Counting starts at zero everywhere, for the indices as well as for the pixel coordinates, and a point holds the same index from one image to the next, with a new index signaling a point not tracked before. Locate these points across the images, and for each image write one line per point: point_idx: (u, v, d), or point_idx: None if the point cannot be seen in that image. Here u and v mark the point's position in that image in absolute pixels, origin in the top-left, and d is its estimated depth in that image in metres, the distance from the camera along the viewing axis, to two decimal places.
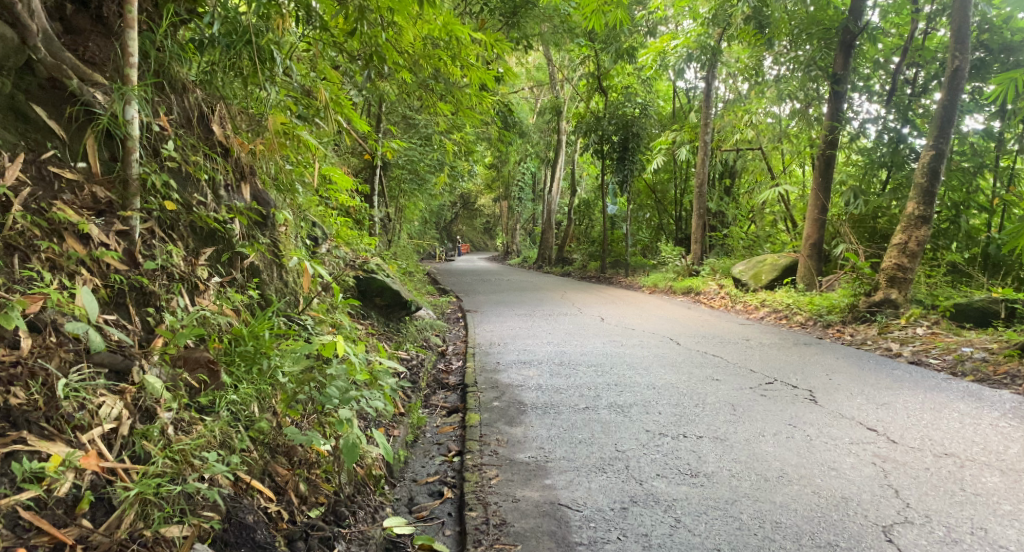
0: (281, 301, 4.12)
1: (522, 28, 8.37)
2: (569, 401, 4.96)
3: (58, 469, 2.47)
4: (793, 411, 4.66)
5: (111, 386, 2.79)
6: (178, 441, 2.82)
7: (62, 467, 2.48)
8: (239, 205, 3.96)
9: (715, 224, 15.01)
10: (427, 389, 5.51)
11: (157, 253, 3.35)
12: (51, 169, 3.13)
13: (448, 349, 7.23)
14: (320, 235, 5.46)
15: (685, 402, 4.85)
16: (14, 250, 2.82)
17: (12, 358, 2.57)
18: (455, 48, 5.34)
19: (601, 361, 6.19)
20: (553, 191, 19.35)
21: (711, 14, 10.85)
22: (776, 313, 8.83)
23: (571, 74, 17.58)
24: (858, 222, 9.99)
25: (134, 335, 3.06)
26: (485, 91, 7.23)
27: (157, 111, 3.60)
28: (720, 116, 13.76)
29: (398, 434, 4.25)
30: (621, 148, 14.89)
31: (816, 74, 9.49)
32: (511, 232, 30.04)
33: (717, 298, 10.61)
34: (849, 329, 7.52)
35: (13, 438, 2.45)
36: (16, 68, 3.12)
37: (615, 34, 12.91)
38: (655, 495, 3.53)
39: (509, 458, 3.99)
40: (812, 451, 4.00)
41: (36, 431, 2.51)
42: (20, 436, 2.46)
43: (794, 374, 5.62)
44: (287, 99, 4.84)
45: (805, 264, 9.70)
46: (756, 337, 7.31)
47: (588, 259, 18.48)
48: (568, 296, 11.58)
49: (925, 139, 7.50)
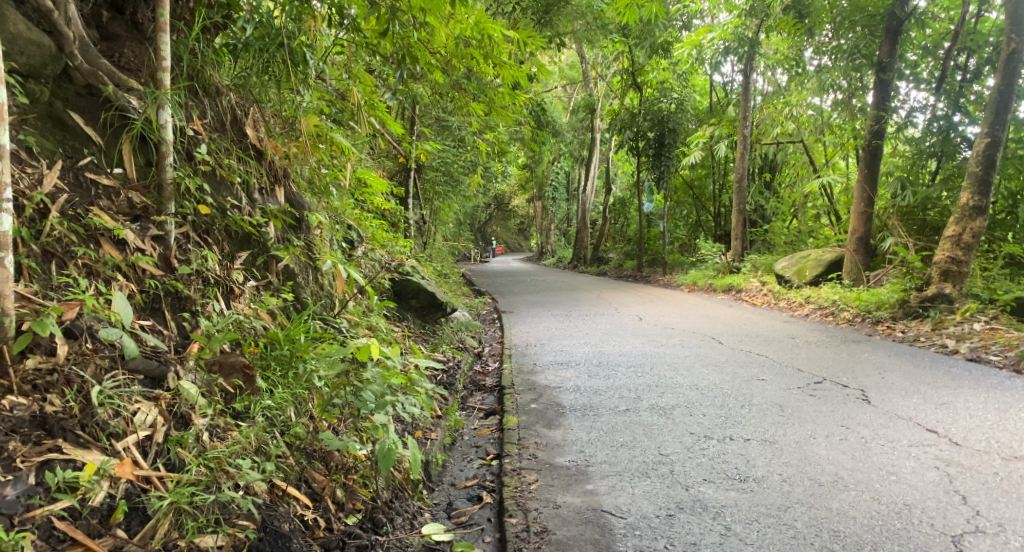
0: (317, 305, 4.07)
1: (554, 26, 8.36)
2: (608, 403, 4.84)
3: (93, 478, 2.43)
4: (845, 412, 4.47)
5: (146, 392, 2.76)
6: (213, 448, 2.78)
7: (97, 476, 2.44)
8: (273, 208, 3.91)
9: (755, 219, 14.69)
10: (464, 391, 5.46)
11: (192, 258, 3.33)
12: (87, 176, 3.14)
13: (484, 350, 7.17)
14: (356, 238, 5.47)
15: (730, 403, 4.70)
16: (51, 257, 2.83)
17: (48, 365, 2.56)
18: (488, 47, 5.26)
19: (640, 361, 6.04)
20: (587, 190, 19.18)
21: (748, 5, 10.66)
22: (822, 310, 8.58)
23: (605, 71, 17.44)
24: (907, 214, 9.52)
25: (170, 341, 3.03)
26: (521, 89, 7.24)
27: (191, 115, 3.58)
28: (759, 109, 13.50)
29: (435, 437, 4.19)
30: (657, 143, 14.72)
31: (860, 63, 9.30)
32: (546, 232, 29.95)
33: (760, 295, 10.38)
34: (900, 326, 7.23)
35: (49, 445, 2.42)
36: (53, 76, 3.15)
37: (650, 28, 12.76)
38: (703, 502, 3.39)
39: (549, 462, 3.89)
40: (868, 454, 3.82)
41: (72, 439, 2.48)
42: (56, 444, 2.44)
43: (843, 373, 5.41)
44: (322, 103, 4.80)
45: (850, 259, 9.39)
46: (802, 335, 7.08)
47: (624, 258, 18.28)
48: (604, 295, 11.42)
49: (979, 127, 7.19)
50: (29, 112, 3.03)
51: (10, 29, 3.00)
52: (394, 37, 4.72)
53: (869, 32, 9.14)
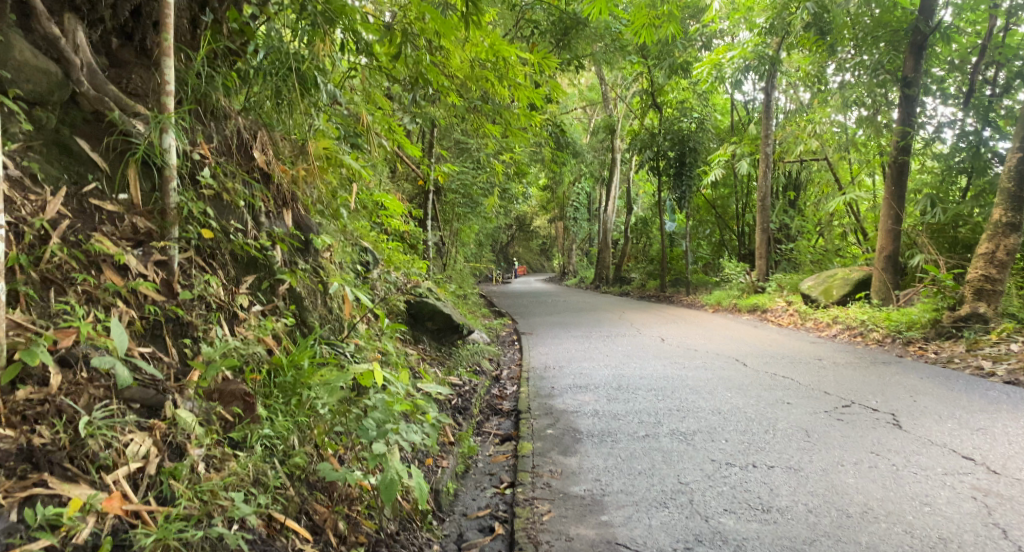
0: (324, 329, 4.00)
1: (572, 49, 8.55)
2: (626, 428, 4.69)
3: (76, 515, 2.34)
4: (875, 437, 4.27)
5: (142, 421, 2.70)
6: (208, 480, 2.70)
7: (80, 513, 2.35)
8: (280, 232, 3.87)
9: (780, 238, 14.46)
10: (480, 415, 5.35)
11: (195, 282, 3.28)
12: (92, 202, 3.11)
13: (503, 373, 7.05)
14: (371, 260, 5.44)
15: (753, 428, 4.52)
16: (51, 284, 2.79)
17: (40, 395, 2.50)
18: (502, 68, 5.23)
19: (661, 384, 5.87)
20: (609, 210, 19.08)
21: (768, 23, 10.57)
22: (850, 330, 8.33)
23: (625, 93, 17.43)
24: (937, 231, 9.28)
25: (169, 368, 2.97)
26: (537, 110, 7.24)
27: (197, 139, 3.56)
28: (782, 127, 13.32)
29: (446, 464, 4.07)
30: (678, 163, 14.63)
31: (884, 78, 9.25)
32: (569, 254, 29.81)
33: (785, 315, 10.14)
34: (932, 347, 6.98)
35: (34, 480, 2.35)
36: (60, 103, 3.14)
37: (669, 48, 12.70)
38: (722, 534, 3.23)
39: (563, 491, 3.75)
40: (899, 483, 3.63)
41: (59, 472, 2.41)
42: (41, 478, 2.36)
43: (873, 396, 5.20)
44: (334, 126, 4.78)
45: (879, 277, 9.13)
46: (830, 357, 6.86)
47: (648, 278, 18.07)
48: (626, 316, 11.22)
49: (1011, 141, 6.96)
50: (35, 139, 3.03)
51: (16, 56, 2.98)
52: (407, 59, 4.68)
53: (893, 48, 9.04)
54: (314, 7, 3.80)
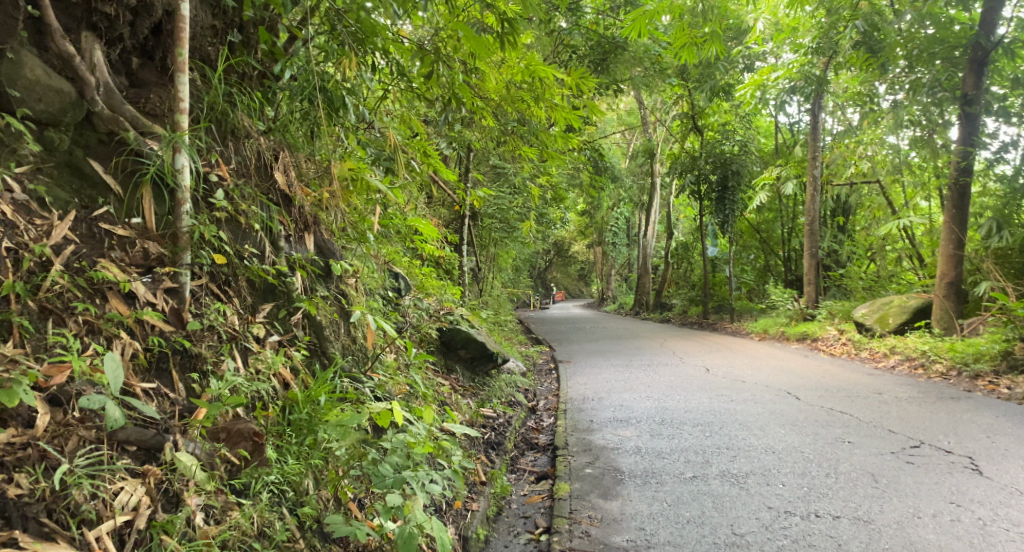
0: (346, 360, 3.76)
1: (611, 74, 8.12)
2: (672, 468, 4.31)
3: None
4: (953, 484, 3.84)
5: (135, 467, 2.47)
6: (205, 533, 2.47)
7: None
8: (299, 257, 3.66)
9: (829, 264, 13.88)
10: (515, 450, 5.03)
11: (207, 311, 3.09)
12: (102, 227, 2.93)
13: (539, 404, 6.72)
14: (403, 286, 5.23)
15: (813, 471, 4.11)
16: (49, 314, 2.61)
17: (24, 439, 2.31)
18: (538, 89, 4.97)
19: (708, 419, 5.46)
20: (649, 235, 18.63)
21: (814, 42, 10.13)
22: (910, 361, 7.80)
23: (665, 116, 17.13)
24: (1002, 258, 8.85)
25: (173, 406, 2.75)
26: (577, 133, 7.00)
27: (214, 161, 3.38)
28: (830, 149, 12.81)
29: (477, 508, 3.78)
30: (720, 187, 14.13)
31: (942, 96, 8.76)
32: (608, 279, 29.32)
33: (838, 344, 9.60)
34: (1005, 382, 6.44)
35: (3, 539, 2.13)
36: (74, 123, 2.97)
37: (711, 71, 12.32)
38: None
39: (604, 542, 3.40)
40: (988, 541, 3.21)
41: (33, 529, 2.19)
42: (11, 536, 2.15)
43: (944, 436, 4.73)
44: (365, 149, 4.53)
45: (940, 305, 8.58)
46: (891, 390, 6.37)
47: (689, 305, 17.54)
48: (668, 344, 10.74)
49: None
50: (45, 162, 2.87)
51: (27, 75, 2.82)
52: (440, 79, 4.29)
53: (951, 65, 8.62)
54: (344, 26, 3.69)
